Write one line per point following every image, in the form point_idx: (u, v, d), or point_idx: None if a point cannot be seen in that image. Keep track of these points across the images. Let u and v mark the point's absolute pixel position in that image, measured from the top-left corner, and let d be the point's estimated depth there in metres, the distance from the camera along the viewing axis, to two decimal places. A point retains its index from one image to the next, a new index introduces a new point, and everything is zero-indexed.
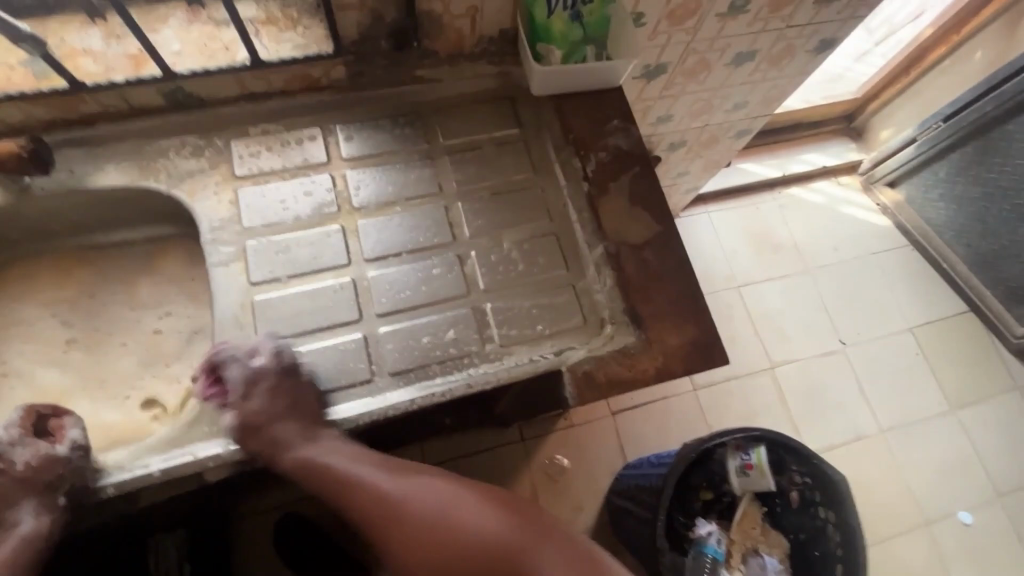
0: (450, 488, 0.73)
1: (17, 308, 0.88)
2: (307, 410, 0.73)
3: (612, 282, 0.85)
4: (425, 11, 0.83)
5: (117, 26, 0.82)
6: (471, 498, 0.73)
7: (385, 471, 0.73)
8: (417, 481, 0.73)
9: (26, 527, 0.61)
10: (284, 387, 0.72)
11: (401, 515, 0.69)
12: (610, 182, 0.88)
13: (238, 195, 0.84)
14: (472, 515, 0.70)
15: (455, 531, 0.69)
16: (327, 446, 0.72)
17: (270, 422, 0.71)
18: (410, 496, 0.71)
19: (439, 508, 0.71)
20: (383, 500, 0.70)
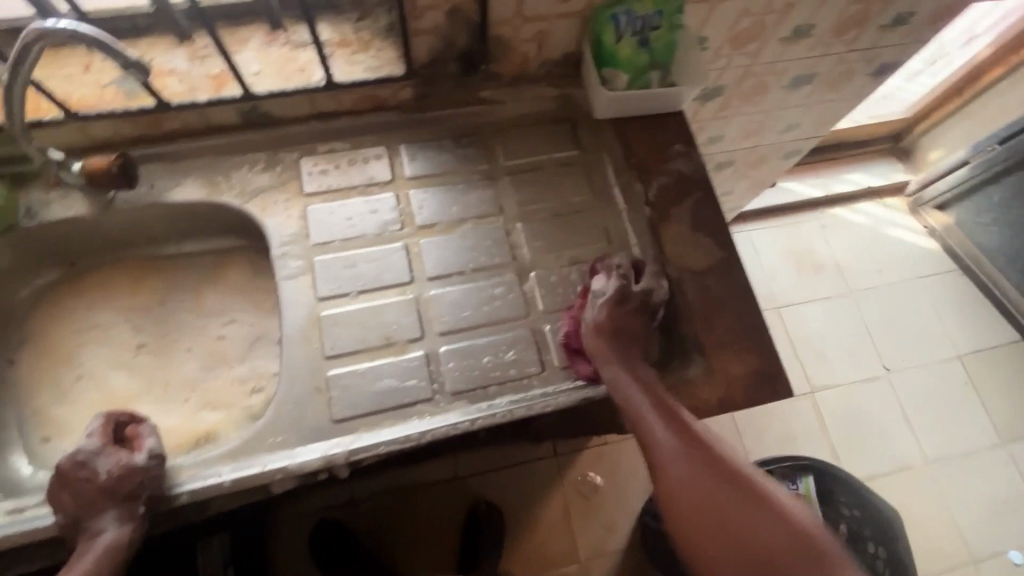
0: (722, 471, 0.64)
1: (91, 314, 0.90)
2: (641, 332, 0.78)
3: (672, 307, 0.83)
4: (495, 35, 0.85)
5: (201, 48, 0.86)
6: (756, 501, 0.61)
7: (676, 424, 0.69)
8: (697, 446, 0.67)
9: (109, 535, 0.63)
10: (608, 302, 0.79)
11: (674, 474, 0.66)
12: (672, 207, 0.88)
13: (306, 213, 0.86)
14: (736, 508, 0.61)
15: (711, 515, 0.62)
16: (624, 372, 0.74)
17: (616, 336, 0.77)
18: (669, 454, 0.67)
19: (703, 488, 0.63)
20: (653, 446, 0.69)
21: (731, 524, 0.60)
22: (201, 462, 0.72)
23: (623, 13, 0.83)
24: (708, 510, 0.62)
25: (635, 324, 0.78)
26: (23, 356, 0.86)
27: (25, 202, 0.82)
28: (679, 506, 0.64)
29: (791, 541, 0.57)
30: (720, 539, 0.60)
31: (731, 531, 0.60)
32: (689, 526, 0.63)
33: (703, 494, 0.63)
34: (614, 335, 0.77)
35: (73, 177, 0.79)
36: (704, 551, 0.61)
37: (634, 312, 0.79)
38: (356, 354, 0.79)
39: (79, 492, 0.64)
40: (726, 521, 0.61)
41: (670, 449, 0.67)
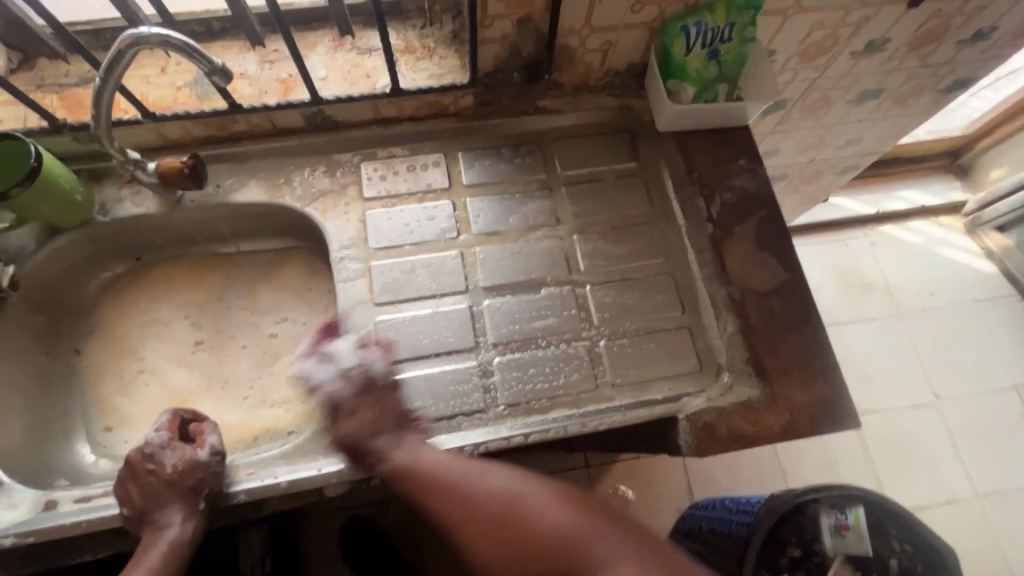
0: (530, 484, 0.66)
1: (154, 308, 0.91)
2: (391, 418, 0.72)
3: (733, 328, 0.81)
4: (561, 45, 0.84)
5: (271, 52, 0.87)
6: (569, 500, 0.65)
7: (456, 461, 0.69)
8: (480, 466, 0.68)
9: (172, 530, 0.65)
10: (372, 398, 0.73)
11: (480, 507, 0.64)
12: (736, 225, 0.85)
13: (366, 217, 0.86)
14: (533, 514, 0.63)
15: (527, 531, 0.62)
16: (419, 445, 0.71)
17: (370, 436, 0.70)
18: (486, 488, 0.65)
19: (517, 504, 0.64)
20: (450, 486, 0.66)
21: (537, 531, 0.62)
22: (258, 461, 0.73)
23: (694, 25, 0.81)
24: (514, 532, 0.62)
25: (382, 411, 0.72)
26: (88, 346, 0.88)
27: (99, 197, 0.84)
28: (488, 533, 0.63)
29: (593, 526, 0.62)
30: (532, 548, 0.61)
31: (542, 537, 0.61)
32: (501, 551, 0.62)
33: (511, 514, 0.63)
34: (367, 424, 0.71)
35: (148, 176, 0.81)
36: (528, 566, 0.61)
37: (384, 389, 0.74)
38: (411, 361, 0.79)
39: (147, 484, 0.66)
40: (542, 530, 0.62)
41: (474, 480, 0.66)
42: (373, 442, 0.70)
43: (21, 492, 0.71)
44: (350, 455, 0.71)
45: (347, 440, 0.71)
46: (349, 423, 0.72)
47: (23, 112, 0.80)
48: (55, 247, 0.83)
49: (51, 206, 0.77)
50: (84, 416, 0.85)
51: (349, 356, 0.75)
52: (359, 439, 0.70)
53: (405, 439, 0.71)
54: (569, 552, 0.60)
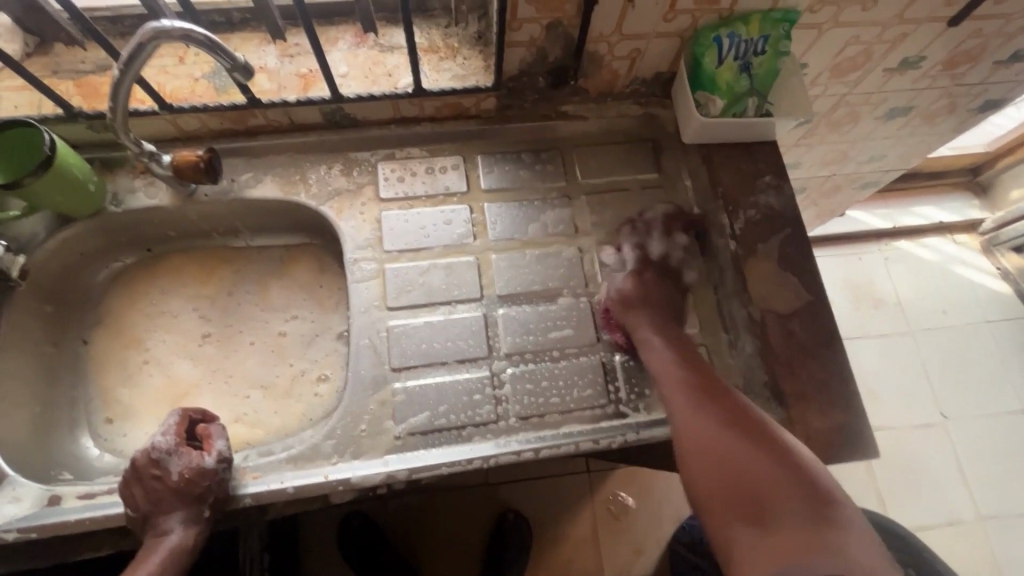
0: (772, 449, 0.64)
1: (163, 301, 0.90)
2: (667, 301, 0.83)
3: (752, 348, 0.80)
4: (589, 51, 0.82)
5: (291, 46, 0.86)
6: (802, 480, 0.61)
7: (710, 395, 0.71)
8: (744, 422, 0.67)
9: (175, 537, 0.65)
10: (649, 278, 0.84)
11: (703, 426, 0.68)
12: (759, 243, 0.84)
13: (381, 218, 0.85)
14: (791, 504, 0.59)
15: (735, 470, 0.63)
16: (659, 342, 0.77)
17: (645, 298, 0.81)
18: (711, 431, 0.67)
19: (745, 455, 0.64)
20: (681, 405, 0.71)
21: (744, 473, 0.63)
22: (265, 465, 0.72)
23: (728, 36, 0.79)
24: (726, 468, 0.64)
25: (660, 295, 0.83)
26: (96, 337, 0.87)
27: (112, 187, 0.83)
28: (698, 445, 0.67)
29: (828, 527, 0.57)
30: (733, 488, 0.63)
31: (748, 478, 0.62)
32: (702, 467, 0.66)
33: (725, 444, 0.65)
34: (645, 299, 0.81)
35: (163, 169, 0.78)
36: (715, 494, 0.64)
37: (653, 283, 0.84)
38: (421, 368, 0.78)
39: (151, 489, 0.65)
40: (750, 477, 0.62)
41: (701, 421, 0.68)
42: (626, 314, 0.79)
43: (24, 486, 0.70)
44: (608, 326, 0.81)
45: (613, 297, 0.81)
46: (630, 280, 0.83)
47: (37, 98, 0.79)
48: (67, 235, 0.82)
49: (64, 197, 0.75)
50: (88, 408, 0.84)
51: (614, 253, 0.86)
52: (632, 302, 0.80)
53: (660, 326, 0.79)
54: (762, 499, 0.60)
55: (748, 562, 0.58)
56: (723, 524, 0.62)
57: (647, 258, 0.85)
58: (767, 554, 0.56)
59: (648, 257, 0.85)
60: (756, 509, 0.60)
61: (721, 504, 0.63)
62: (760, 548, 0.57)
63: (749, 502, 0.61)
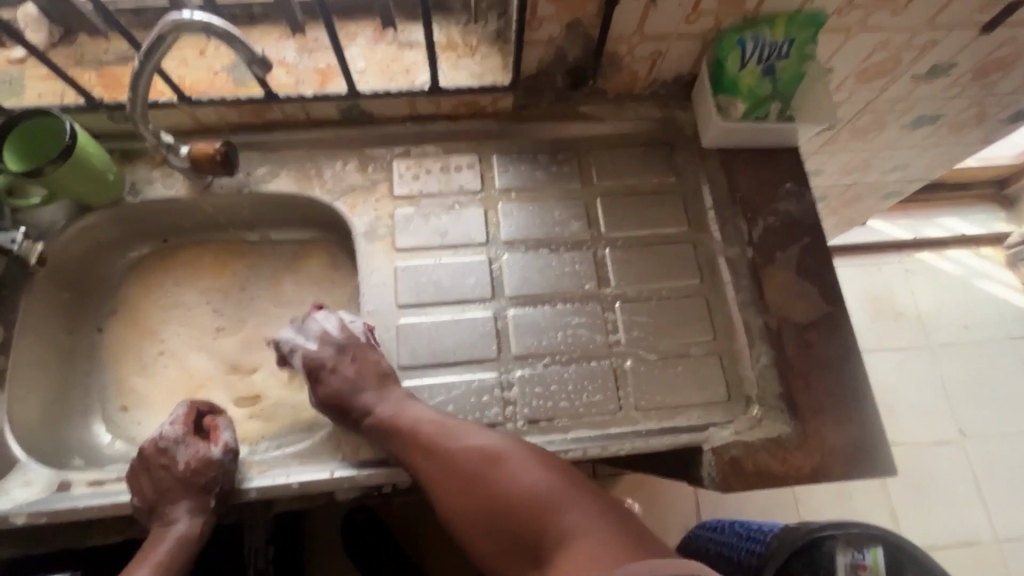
0: (546, 471, 0.66)
1: (177, 292, 0.90)
2: (355, 381, 0.75)
3: (767, 359, 0.78)
4: (609, 52, 0.80)
5: (310, 41, 0.86)
6: (577, 492, 0.64)
7: (483, 442, 0.68)
8: (509, 456, 0.67)
9: (181, 526, 0.65)
10: (346, 355, 0.77)
11: (471, 477, 0.66)
12: (778, 251, 0.82)
13: (395, 215, 0.84)
14: (569, 518, 0.63)
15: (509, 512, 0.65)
16: (405, 402, 0.73)
17: (352, 393, 0.74)
18: (479, 486, 0.66)
19: (519, 490, 0.65)
20: (451, 462, 0.67)
21: (520, 510, 0.64)
22: (272, 459, 0.71)
23: (752, 40, 0.77)
24: (501, 515, 0.65)
25: (354, 368, 0.75)
26: (111, 325, 0.88)
27: (130, 177, 0.84)
28: (479, 497, 0.66)
29: (617, 529, 0.61)
30: (516, 529, 0.64)
31: (524, 513, 0.64)
32: (480, 524, 0.66)
33: (499, 491, 0.65)
34: (344, 387, 0.74)
35: (181, 161, 0.79)
36: (508, 542, 0.64)
37: (370, 352, 0.77)
38: (430, 368, 0.78)
39: (159, 478, 0.65)
40: (527, 512, 0.64)
41: (475, 472, 0.66)
42: (351, 397, 0.73)
43: (36, 471, 0.70)
44: (340, 419, 0.74)
45: (324, 396, 0.75)
46: (328, 381, 0.77)
47: (61, 87, 0.79)
48: (85, 224, 0.83)
49: (83, 186, 0.76)
50: (101, 396, 0.85)
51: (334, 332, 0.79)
52: (341, 390, 0.74)
53: (389, 394, 0.73)
54: (543, 526, 0.63)
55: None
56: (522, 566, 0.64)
57: (351, 344, 0.78)
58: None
59: (349, 344, 0.78)
60: (545, 541, 0.62)
61: (507, 551, 0.65)
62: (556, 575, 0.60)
63: (534, 536, 0.63)
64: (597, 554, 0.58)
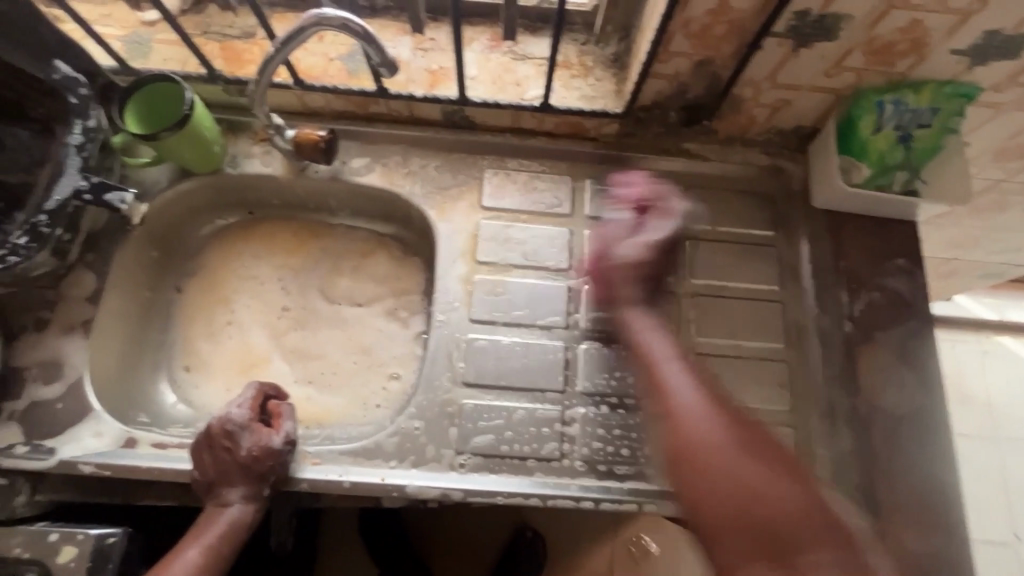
0: (795, 484, 0.58)
1: (253, 265, 0.91)
2: (664, 263, 0.75)
3: (849, 445, 0.74)
4: (734, 96, 0.76)
5: (425, 39, 0.85)
6: (829, 527, 0.56)
7: (736, 437, 0.62)
8: (753, 450, 0.61)
9: (236, 510, 0.66)
10: (662, 247, 0.75)
11: (728, 471, 0.59)
12: (878, 330, 0.77)
13: (479, 227, 0.83)
14: (817, 552, 0.54)
15: (754, 513, 0.57)
16: (647, 325, 0.73)
17: (636, 275, 0.74)
18: (715, 471, 0.60)
19: (767, 493, 0.58)
20: (703, 454, 0.61)
21: (766, 510, 0.57)
22: (326, 453, 0.72)
23: (892, 102, 0.71)
24: (741, 504, 0.58)
25: (663, 256, 0.75)
26: (189, 287, 0.89)
27: (232, 149, 0.85)
28: (705, 471, 0.60)
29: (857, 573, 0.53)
30: (746, 525, 0.57)
31: (767, 517, 0.56)
32: (728, 528, 0.58)
33: (746, 484, 0.58)
34: (643, 260, 0.74)
35: (284, 143, 0.80)
36: (734, 531, 0.57)
37: (672, 255, 0.76)
38: (492, 389, 0.76)
39: (221, 459, 0.66)
40: (767, 515, 0.57)
41: (720, 440, 0.61)
42: (620, 277, 0.75)
43: (106, 422, 0.72)
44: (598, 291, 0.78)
45: (615, 262, 0.75)
46: (629, 248, 0.74)
47: (184, 54, 0.81)
48: (185, 187, 0.84)
49: (191, 152, 0.77)
50: (170, 354, 0.86)
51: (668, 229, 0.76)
52: (642, 263, 0.74)
53: (654, 302, 0.76)
54: (784, 540, 0.55)
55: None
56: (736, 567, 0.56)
57: (674, 238, 0.76)
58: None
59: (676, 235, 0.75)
60: (777, 550, 0.55)
61: (748, 547, 0.56)
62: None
63: (767, 545, 0.56)
64: None
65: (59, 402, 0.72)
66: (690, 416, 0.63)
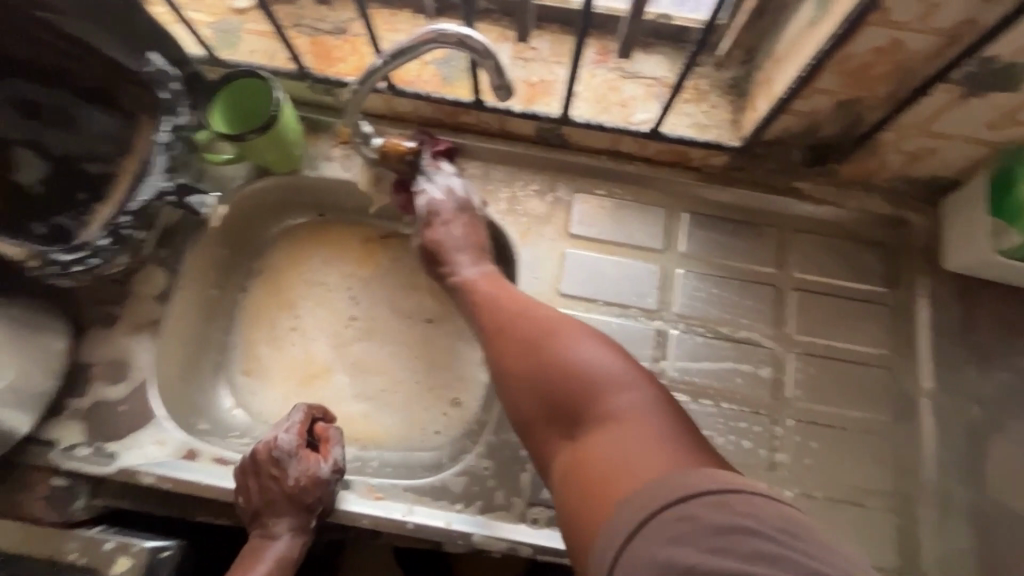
0: (598, 348, 0.57)
1: (319, 270, 0.86)
2: (814, 310, 0.75)
3: (965, 542, 0.67)
4: (874, 140, 0.68)
5: (527, 48, 0.78)
6: (638, 380, 0.54)
7: (547, 325, 0.60)
8: (582, 331, 0.58)
9: (281, 543, 0.64)
10: (465, 220, 0.73)
11: (528, 355, 0.58)
12: (1007, 416, 0.71)
13: (565, 256, 0.76)
14: (624, 403, 0.52)
15: (556, 389, 0.55)
16: (490, 274, 0.70)
17: (449, 248, 0.72)
18: (518, 360, 0.59)
19: (571, 359, 0.56)
20: (511, 351, 0.60)
21: (559, 374, 0.56)
22: (389, 487, 0.68)
23: None
24: (541, 381, 0.56)
25: (468, 231, 0.73)
26: (253, 286, 0.85)
27: (311, 150, 0.80)
28: (518, 362, 0.59)
29: (667, 414, 0.52)
30: (556, 403, 0.55)
31: (571, 386, 0.55)
32: (545, 413, 0.56)
33: (553, 358, 0.57)
34: (455, 236, 0.72)
35: (369, 152, 0.74)
36: (546, 412, 0.56)
37: (479, 221, 0.74)
38: None
39: (268, 490, 0.64)
40: (575, 383, 0.54)
41: (522, 327, 0.60)
42: (447, 251, 0.71)
43: (168, 430, 0.70)
44: (432, 266, 0.74)
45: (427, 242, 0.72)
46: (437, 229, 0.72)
47: (274, 47, 0.77)
48: (261, 187, 0.81)
49: (271, 154, 0.73)
50: (230, 357, 0.83)
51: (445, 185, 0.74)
52: (438, 243, 0.72)
53: (482, 263, 0.71)
54: (588, 404, 0.53)
55: (574, 476, 0.51)
56: (556, 449, 0.55)
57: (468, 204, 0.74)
58: (591, 465, 0.50)
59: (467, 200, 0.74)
60: (583, 416, 0.53)
61: (562, 425, 0.55)
62: (587, 451, 0.51)
63: (573, 414, 0.54)
64: (633, 444, 0.48)
65: (122, 405, 0.70)
66: (497, 317, 0.63)
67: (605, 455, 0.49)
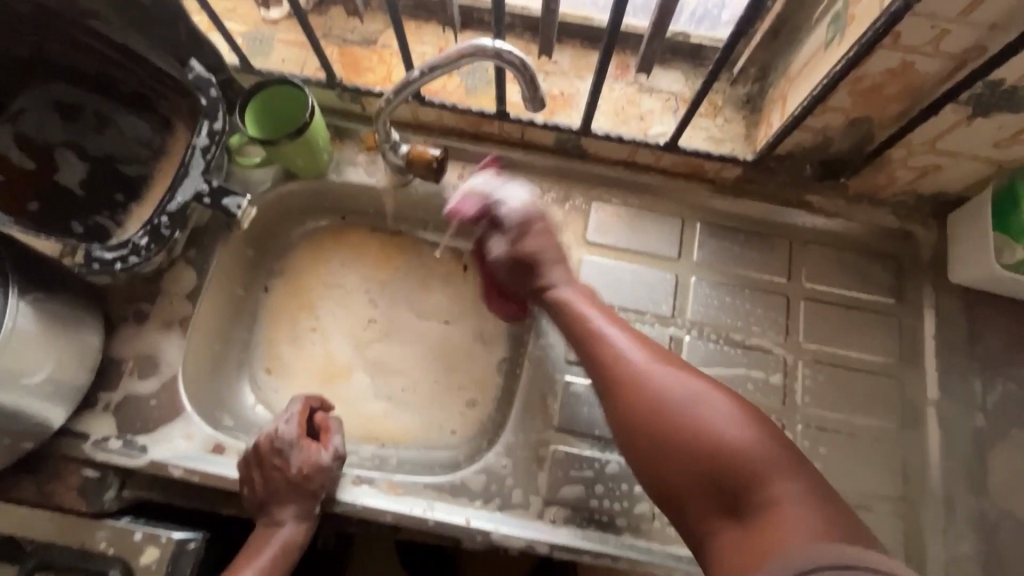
0: (747, 419, 0.54)
1: (339, 272, 0.88)
2: (823, 319, 0.77)
3: (969, 547, 0.69)
4: (883, 156, 0.71)
5: (549, 62, 0.82)
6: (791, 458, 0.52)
7: (685, 387, 0.57)
8: (717, 394, 0.56)
9: (287, 529, 0.67)
10: (544, 227, 0.72)
11: (667, 419, 0.55)
12: (1011, 426, 0.73)
13: (582, 262, 0.78)
14: (786, 486, 0.50)
15: (700, 460, 0.53)
16: (583, 295, 0.69)
17: (540, 258, 0.71)
18: (653, 424, 0.56)
19: (718, 430, 0.53)
20: (643, 411, 0.57)
21: (706, 444, 0.53)
22: (409, 483, 0.69)
23: None
24: (685, 453, 0.54)
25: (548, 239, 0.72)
26: (276, 287, 0.88)
27: (336, 156, 0.83)
28: (653, 425, 0.56)
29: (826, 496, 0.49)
30: (704, 476, 0.53)
31: (720, 458, 0.52)
32: (689, 486, 0.54)
33: (695, 427, 0.54)
34: (541, 248, 0.71)
35: (396, 158, 0.77)
36: (692, 486, 0.53)
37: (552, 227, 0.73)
38: (583, 437, 0.72)
39: (271, 478, 0.66)
40: (726, 456, 0.52)
41: (653, 387, 0.57)
42: (538, 260, 0.71)
43: (196, 425, 0.71)
44: (519, 275, 0.73)
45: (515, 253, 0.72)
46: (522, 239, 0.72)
47: (306, 56, 0.80)
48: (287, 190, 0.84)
49: (301, 159, 0.76)
50: (252, 355, 0.85)
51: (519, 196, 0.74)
52: (530, 253, 0.71)
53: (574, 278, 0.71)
54: (743, 483, 0.51)
55: (733, 557, 0.49)
56: (704, 522, 0.53)
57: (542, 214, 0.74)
58: (758, 548, 0.47)
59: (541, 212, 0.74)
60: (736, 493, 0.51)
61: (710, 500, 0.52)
62: (750, 534, 0.49)
63: (727, 492, 0.52)
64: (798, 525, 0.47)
65: (153, 399, 0.72)
66: (621, 372, 0.60)
67: (771, 535, 0.47)
